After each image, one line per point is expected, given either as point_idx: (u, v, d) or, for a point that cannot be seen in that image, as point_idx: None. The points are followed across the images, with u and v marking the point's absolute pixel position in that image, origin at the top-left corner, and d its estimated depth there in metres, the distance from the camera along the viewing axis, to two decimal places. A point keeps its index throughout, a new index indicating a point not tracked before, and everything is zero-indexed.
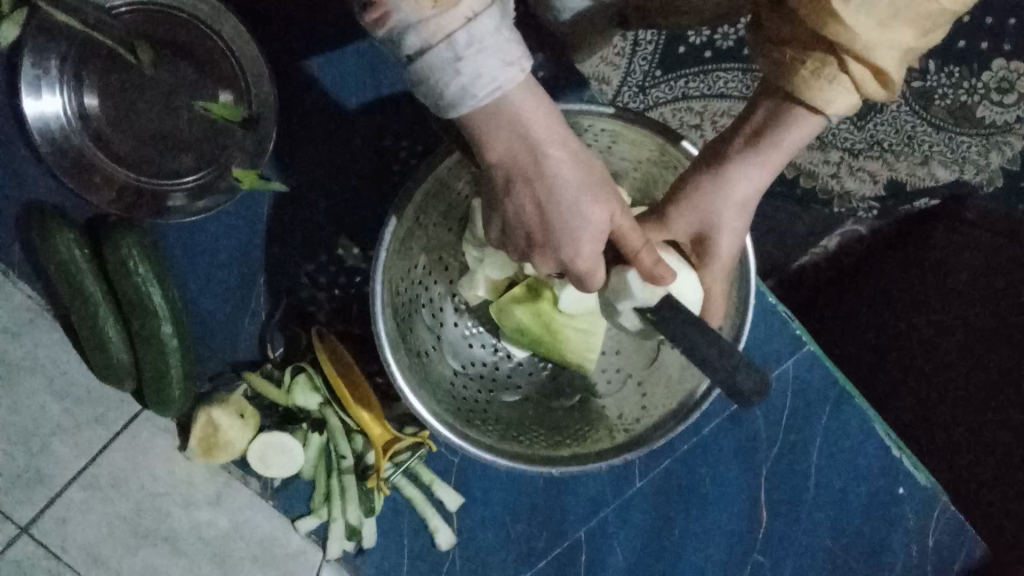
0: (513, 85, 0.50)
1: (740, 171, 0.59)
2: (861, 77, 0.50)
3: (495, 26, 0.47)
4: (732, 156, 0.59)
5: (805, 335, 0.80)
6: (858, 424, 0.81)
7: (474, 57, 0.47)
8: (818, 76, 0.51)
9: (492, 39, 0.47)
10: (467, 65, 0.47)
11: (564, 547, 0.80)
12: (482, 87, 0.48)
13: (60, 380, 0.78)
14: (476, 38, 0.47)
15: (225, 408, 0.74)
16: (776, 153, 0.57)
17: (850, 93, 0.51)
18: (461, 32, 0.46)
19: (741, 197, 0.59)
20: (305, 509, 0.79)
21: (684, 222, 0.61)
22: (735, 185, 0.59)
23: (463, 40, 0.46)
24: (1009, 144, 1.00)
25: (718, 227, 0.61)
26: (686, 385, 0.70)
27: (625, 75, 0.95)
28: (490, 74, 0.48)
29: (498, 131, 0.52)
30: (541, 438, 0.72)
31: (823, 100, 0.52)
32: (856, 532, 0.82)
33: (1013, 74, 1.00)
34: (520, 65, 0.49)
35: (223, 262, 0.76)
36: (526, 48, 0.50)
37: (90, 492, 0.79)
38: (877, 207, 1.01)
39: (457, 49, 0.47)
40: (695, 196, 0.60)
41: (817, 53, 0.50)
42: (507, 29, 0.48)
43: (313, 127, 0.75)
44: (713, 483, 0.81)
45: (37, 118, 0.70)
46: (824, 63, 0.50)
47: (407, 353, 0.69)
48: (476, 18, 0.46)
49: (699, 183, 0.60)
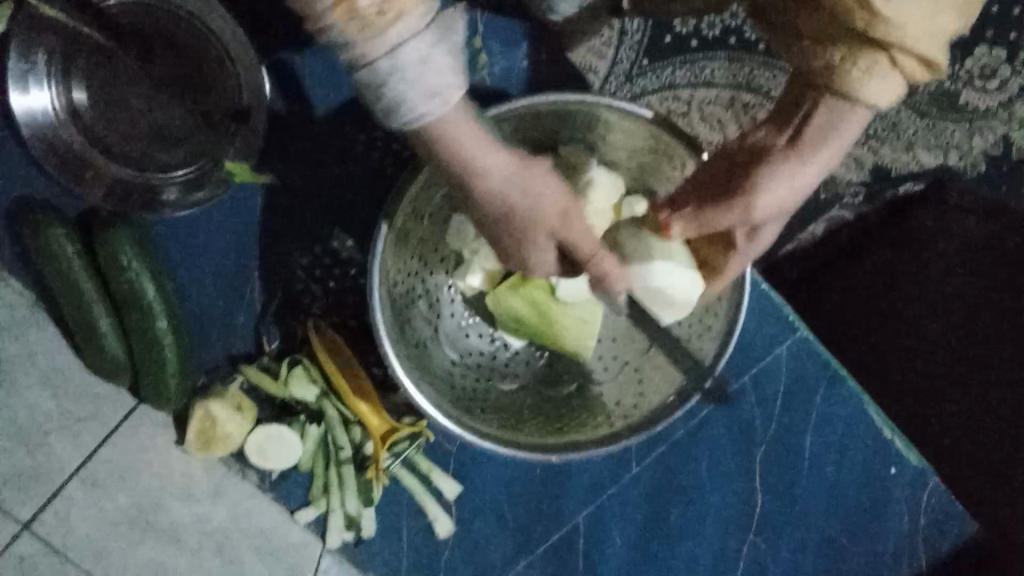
0: (442, 113, 0.49)
1: (807, 164, 0.60)
2: (908, 66, 0.53)
3: (423, 53, 0.45)
4: (797, 149, 0.59)
5: (797, 320, 0.82)
6: (849, 406, 0.82)
7: (398, 84, 0.46)
8: (869, 73, 0.54)
9: (418, 67, 0.46)
10: (391, 90, 0.46)
11: (561, 535, 0.81)
12: (408, 112, 0.48)
13: (53, 379, 0.77)
14: (401, 66, 0.45)
15: (223, 401, 0.74)
16: (836, 146, 0.59)
17: (899, 83, 0.54)
18: (382, 59, 0.45)
19: (805, 187, 0.61)
20: (305, 499, 0.81)
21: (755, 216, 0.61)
22: (805, 176, 0.60)
23: (386, 67, 0.45)
24: (992, 128, 0.92)
25: (777, 217, 0.62)
26: (684, 367, 0.71)
27: (612, 64, 0.95)
28: (416, 101, 0.47)
29: (433, 160, 0.52)
30: (541, 427, 0.73)
31: (872, 96, 0.55)
32: (850, 513, 0.83)
33: (998, 60, 0.91)
34: (449, 96, 0.48)
35: (215, 256, 0.76)
36: (464, 77, 0.48)
37: (86, 490, 0.78)
38: (863, 193, 0.95)
39: (381, 74, 0.46)
40: (756, 183, 0.60)
41: (868, 53, 0.53)
42: (438, 56, 0.46)
43: (306, 119, 0.75)
44: (708, 469, 0.82)
45: (23, 112, 0.70)
46: (875, 61, 0.53)
47: (406, 344, 0.70)
48: (405, 44, 0.45)
49: (766, 174, 0.60)
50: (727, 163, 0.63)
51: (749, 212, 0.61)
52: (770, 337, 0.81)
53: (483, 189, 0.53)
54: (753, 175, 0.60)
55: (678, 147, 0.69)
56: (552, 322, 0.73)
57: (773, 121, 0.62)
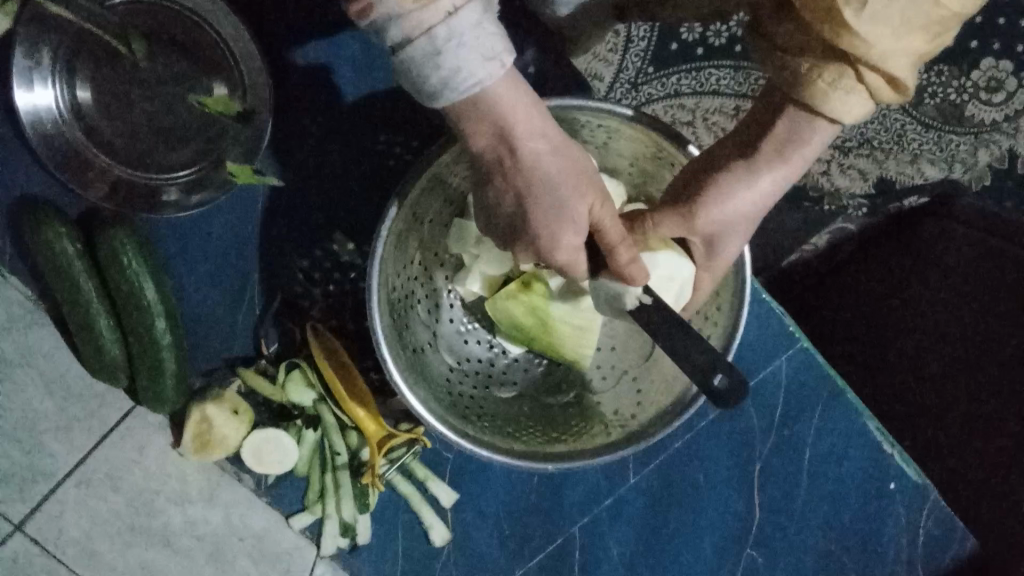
0: (494, 81, 0.51)
1: (762, 174, 0.60)
2: (876, 85, 0.53)
3: (477, 20, 0.48)
4: (754, 158, 0.60)
5: (799, 332, 0.81)
6: (851, 420, 0.82)
7: (455, 51, 0.48)
8: (835, 87, 0.54)
9: (473, 33, 0.48)
10: (446, 59, 0.48)
11: (558, 544, 0.80)
12: (463, 81, 0.49)
13: (53, 378, 0.78)
14: (456, 32, 0.47)
15: (219, 404, 0.73)
16: (796, 158, 0.60)
17: (865, 101, 0.54)
18: (441, 25, 0.47)
19: (764, 198, 0.61)
20: (299, 506, 0.78)
21: (704, 225, 0.62)
22: (760, 187, 0.61)
23: (444, 34, 0.47)
24: (995, 142, 1.02)
25: (734, 229, 0.63)
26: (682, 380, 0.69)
27: (618, 72, 0.96)
28: (471, 67, 0.49)
29: (478, 121, 0.53)
30: (537, 434, 0.72)
31: (838, 110, 0.55)
32: (850, 527, 0.82)
33: (1003, 73, 1.01)
34: (501, 60, 0.50)
35: (214, 258, 0.76)
36: (507, 42, 0.51)
37: (83, 489, 0.79)
38: (867, 205, 1.02)
39: (437, 43, 0.47)
40: (708, 192, 0.61)
41: (833, 65, 0.53)
42: (488, 22, 0.48)
43: (308, 120, 0.75)
44: (706, 480, 0.81)
45: (28, 110, 0.70)
46: (840, 75, 0.53)
47: (402, 348, 0.69)
48: (459, 12, 0.47)
49: (721, 182, 0.61)
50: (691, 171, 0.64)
51: (693, 219, 0.62)
52: (772, 348, 0.81)
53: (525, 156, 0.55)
54: (709, 182, 0.61)
55: (678, 155, 0.69)
56: (549, 327, 0.72)
57: (740, 130, 0.63)
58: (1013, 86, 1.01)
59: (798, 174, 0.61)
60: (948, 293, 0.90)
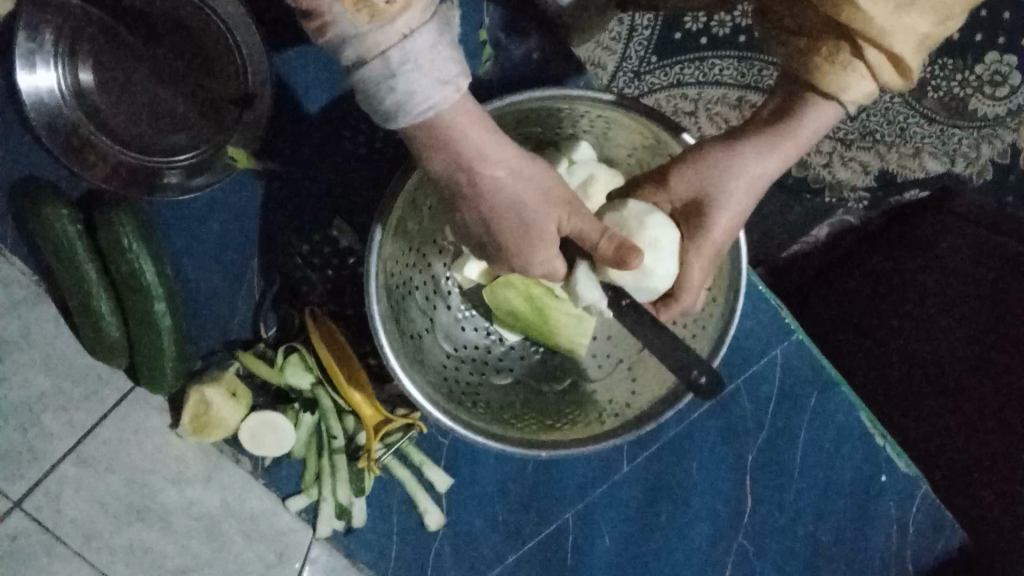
0: (449, 104, 0.51)
1: (748, 145, 0.62)
2: (877, 63, 0.53)
3: (431, 43, 0.48)
4: (745, 133, 0.63)
5: (795, 325, 0.82)
6: (845, 412, 0.82)
7: (409, 74, 0.48)
8: (833, 63, 0.54)
9: (427, 57, 0.48)
10: (401, 81, 0.48)
11: (551, 530, 0.81)
12: (416, 104, 0.50)
13: (53, 357, 0.79)
14: (411, 56, 0.48)
15: (217, 386, 0.74)
16: (786, 135, 0.61)
17: (867, 81, 0.55)
18: (395, 48, 0.47)
19: (749, 172, 0.62)
20: (295, 489, 0.79)
21: (682, 185, 0.63)
22: (748, 157, 0.62)
23: (397, 58, 0.48)
24: (998, 137, 1.02)
25: (717, 202, 0.63)
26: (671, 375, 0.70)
27: (620, 61, 0.96)
28: (426, 91, 0.49)
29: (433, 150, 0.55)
30: (531, 422, 0.72)
31: (837, 88, 0.55)
32: (841, 517, 0.83)
33: (1008, 68, 1.01)
34: (455, 84, 0.51)
35: (214, 242, 0.76)
36: (463, 66, 0.51)
37: (83, 469, 0.80)
38: (867, 199, 1.03)
39: (392, 66, 0.48)
40: (694, 155, 0.63)
41: (832, 42, 0.54)
42: (444, 46, 0.49)
43: (309, 106, 0.75)
44: (701, 469, 0.82)
45: (29, 92, 0.70)
46: (839, 49, 0.54)
47: (400, 334, 0.70)
48: (413, 35, 0.47)
49: (708, 146, 0.63)
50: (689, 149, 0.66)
51: (672, 179, 0.64)
52: (768, 339, 0.81)
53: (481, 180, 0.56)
54: (699, 147, 0.63)
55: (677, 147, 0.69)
56: (546, 317, 0.72)
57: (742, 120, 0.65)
58: (1017, 80, 1.02)
59: (789, 157, 0.62)
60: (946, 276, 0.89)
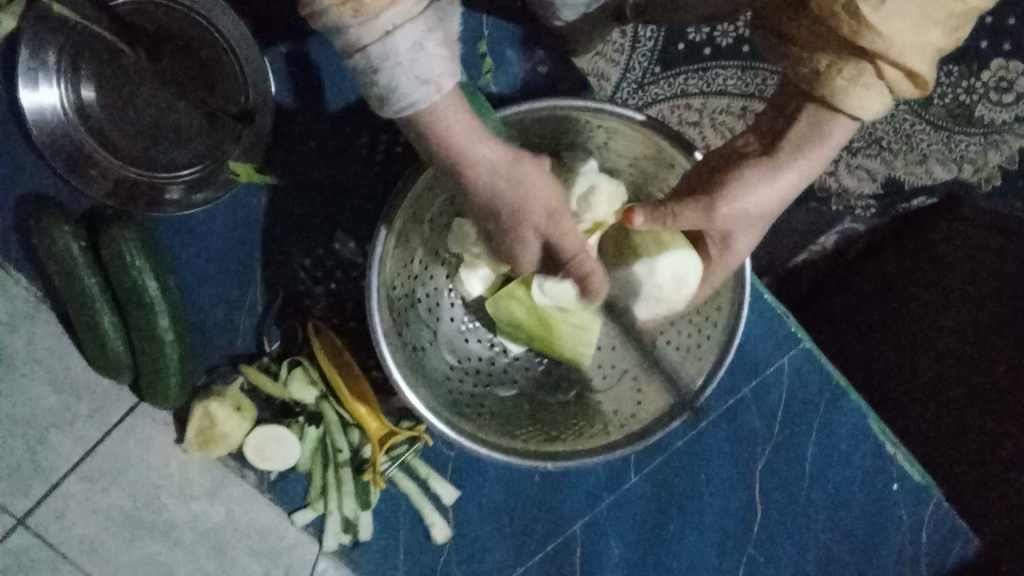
0: (435, 100, 0.51)
1: (780, 172, 0.60)
2: (896, 80, 0.53)
3: (415, 40, 0.48)
4: (776, 155, 0.61)
5: (802, 333, 0.81)
6: (853, 420, 0.82)
7: (390, 71, 0.48)
8: (854, 83, 0.54)
9: (408, 55, 0.48)
10: (382, 77, 0.49)
11: (559, 543, 0.80)
12: (399, 99, 0.50)
13: (57, 375, 0.79)
14: (393, 52, 0.48)
15: (222, 400, 0.74)
16: (815, 155, 0.60)
17: (885, 97, 0.55)
18: (376, 45, 0.47)
19: (779, 194, 0.61)
20: (300, 502, 0.79)
21: (720, 224, 0.62)
22: (775, 182, 0.61)
23: (378, 53, 0.48)
24: (1006, 143, 1.01)
25: (746, 226, 0.63)
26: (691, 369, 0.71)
27: (624, 72, 0.97)
28: (405, 89, 0.49)
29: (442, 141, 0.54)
30: (537, 433, 0.72)
31: (860, 107, 0.55)
32: (853, 527, 0.82)
33: (1013, 74, 1.00)
34: (444, 82, 0.50)
35: (216, 257, 0.76)
36: (455, 64, 0.51)
37: (86, 485, 0.79)
38: (875, 206, 1.02)
39: (372, 61, 0.48)
40: (726, 191, 0.61)
41: (851, 62, 0.53)
42: (428, 44, 0.48)
43: (308, 121, 0.75)
44: (708, 479, 0.81)
45: (33, 109, 0.71)
46: (860, 71, 0.53)
47: (402, 346, 0.70)
48: (396, 32, 0.47)
49: (739, 181, 0.60)
50: (706, 169, 0.63)
51: (711, 217, 0.61)
52: (773, 347, 0.81)
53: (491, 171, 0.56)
54: (727, 182, 0.61)
55: (677, 155, 0.69)
56: (549, 327, 0.71)
57: (756, 130, 0.63)
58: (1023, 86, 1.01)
59: (815, 171, 0.62)
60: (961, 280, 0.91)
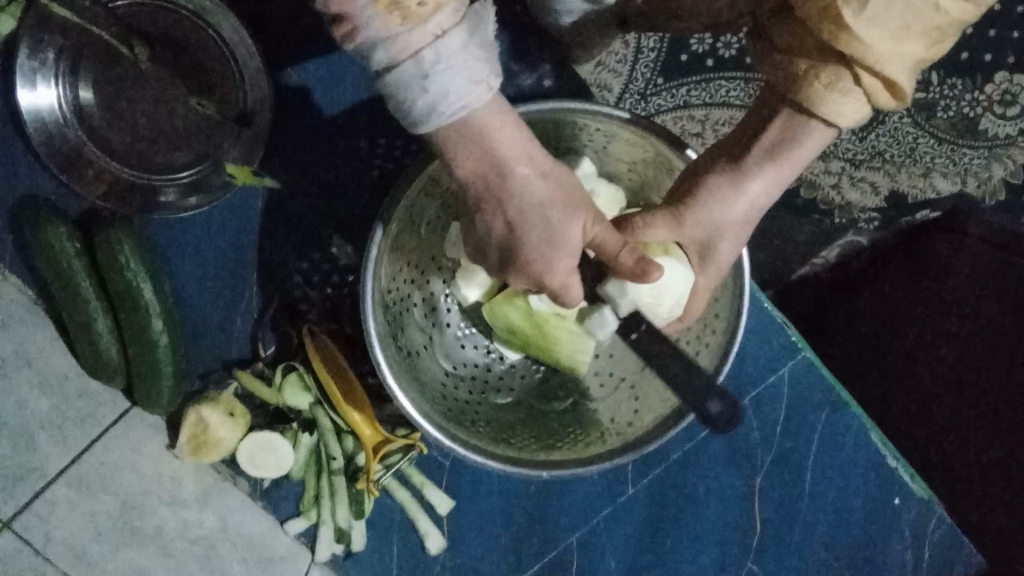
0: (480, 102, 0.51)
1: (752, 177, 0.61)
2: (872, 88, 0.52)
3: (463, 43, 0.48)
4: (749, 160, 0.61)
5: (803, 343, 0.80)
6: (855, 432, 0.80)
7: (441, 73, 0.48)
8: (831, 89, 0.53)
9: (459, 57, 0.48)
10: (433, 82, 0.48)
11: (554, 554, 0.79)
12: (449, 105, 0.50)
13: (50, 378, 0.78)
14: (443, 56, 0.48)
15: (215, 406, 0.73)
16: (789, 160, 0.60)
17: (862, 104, 0.54)
18: (428, 49, 0.47)
19: (752, 201, 0.61)
20: (294, 510, 0.78)
21: (694, 230, 0.62)
22: (747, 189, 0.61)
23: (431, 57, 0.48)
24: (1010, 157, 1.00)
25: (724, 234, 0.62)
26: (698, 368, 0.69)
27: (627, 83, 0.96)
28: (458, 91, 0.49)
29: (462, 147, 0.54)
30: (532, 441, 0.71)
31: (834, 113, 0.54)
32: (852, 541, 0.81)
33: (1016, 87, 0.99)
34: (487, 83, 0.50)
35: (212, 262, 0.76)
36: (496, 65, 0.51)
37: (76, 489, 0.78)
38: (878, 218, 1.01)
39: (424, 66, 0.48)
40: (698, 196, 0.61)
41: (829, 67, 0.53)
42: (474, 46, 0.49)
43: (306, 126, 0.75)
44: (706, 492, 0.80)
45: (29, 109, 0.70)
46: (837, 76, 0.53)
47: (396, 350, 0.69)
48: (446, 35, 0.47)
49: (710, 186, 0.61)
50: (685, 174, 0.64)
51: (683, 224, 0.62)
52: (773, 359, 0.80)
53: (512, 181, 0.55)
54: (699, 186, 0.61)
55: (678, 160, 0.68)
56: (546, 333, 0.70)
57: (732, 135, 0.63)
58: None
59: (791, 178, 0.61)
60: (962, 296, 0.90)
